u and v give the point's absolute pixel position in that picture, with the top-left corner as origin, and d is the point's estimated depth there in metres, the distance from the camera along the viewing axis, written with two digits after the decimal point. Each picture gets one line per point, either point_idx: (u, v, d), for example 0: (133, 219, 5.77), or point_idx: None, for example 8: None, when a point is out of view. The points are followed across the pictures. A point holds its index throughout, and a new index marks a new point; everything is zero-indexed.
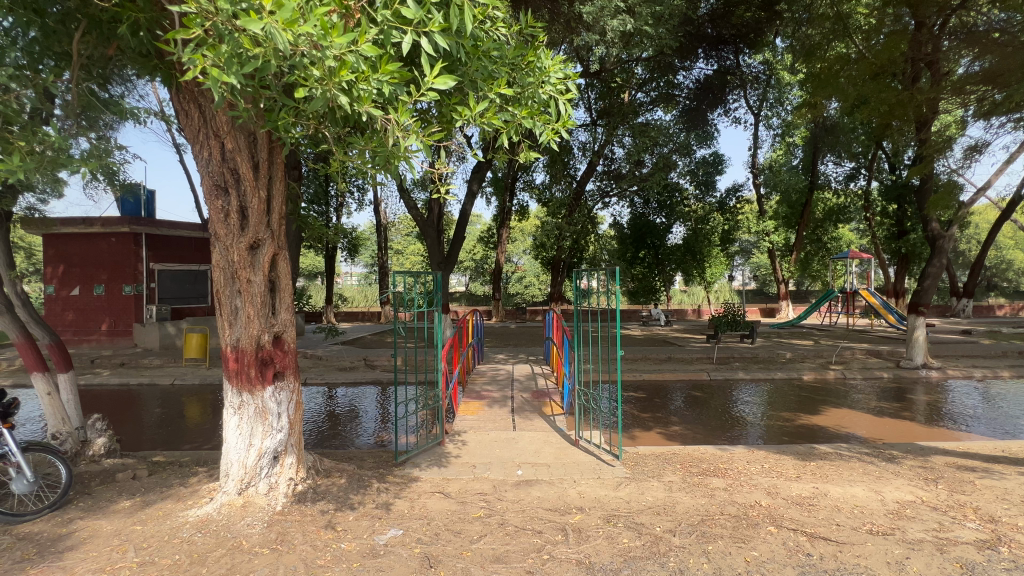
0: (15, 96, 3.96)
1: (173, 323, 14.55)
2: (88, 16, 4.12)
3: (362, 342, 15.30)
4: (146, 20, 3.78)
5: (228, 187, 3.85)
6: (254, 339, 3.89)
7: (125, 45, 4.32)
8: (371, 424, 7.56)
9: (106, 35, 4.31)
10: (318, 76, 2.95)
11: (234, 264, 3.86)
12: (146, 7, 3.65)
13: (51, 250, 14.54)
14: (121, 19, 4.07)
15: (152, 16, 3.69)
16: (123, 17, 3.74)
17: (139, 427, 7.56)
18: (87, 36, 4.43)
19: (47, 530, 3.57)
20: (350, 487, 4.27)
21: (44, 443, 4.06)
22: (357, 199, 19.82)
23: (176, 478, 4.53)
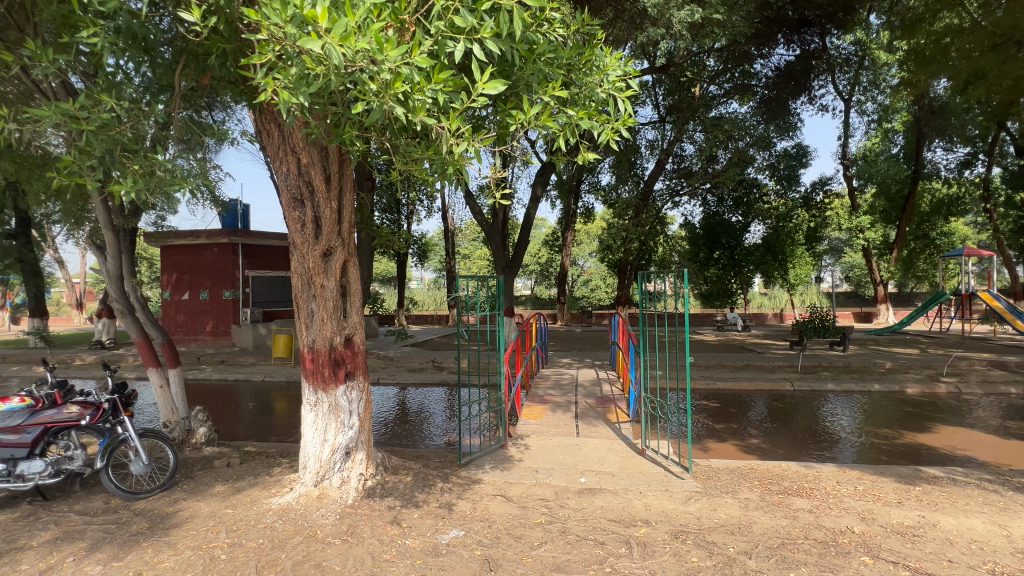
0: (131, 126, 4.46)
1: (264, 324, 15.96)
2: (188, 50, 4.55)
3: (431, 344, 15.85)
4: (233, 50, 4.14)
5: (304, 199, 4.13)
6: (327, 340, 4.15)
7: (218, 74, 4.73)
8: (439, 425, 7.81)
9: (202, 67, 4.77)
10: (374, 89, 3.09)
11: (310, 270, 4.15)
12: (232, 38, 3.97)
13: (167, 260, 16.52)
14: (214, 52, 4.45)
15: (237, 45, 4.02)
16: (214, 49, 4.14)
17: (236, 419, 8.35)
18: (188, 68, 4.93)
19: (158, 508, 4.03)
20: (416, 484, 4.41)
21: (157, 430, 4.58)
22: (426, 207, 20.57)
23: (262, 468, 4.94)
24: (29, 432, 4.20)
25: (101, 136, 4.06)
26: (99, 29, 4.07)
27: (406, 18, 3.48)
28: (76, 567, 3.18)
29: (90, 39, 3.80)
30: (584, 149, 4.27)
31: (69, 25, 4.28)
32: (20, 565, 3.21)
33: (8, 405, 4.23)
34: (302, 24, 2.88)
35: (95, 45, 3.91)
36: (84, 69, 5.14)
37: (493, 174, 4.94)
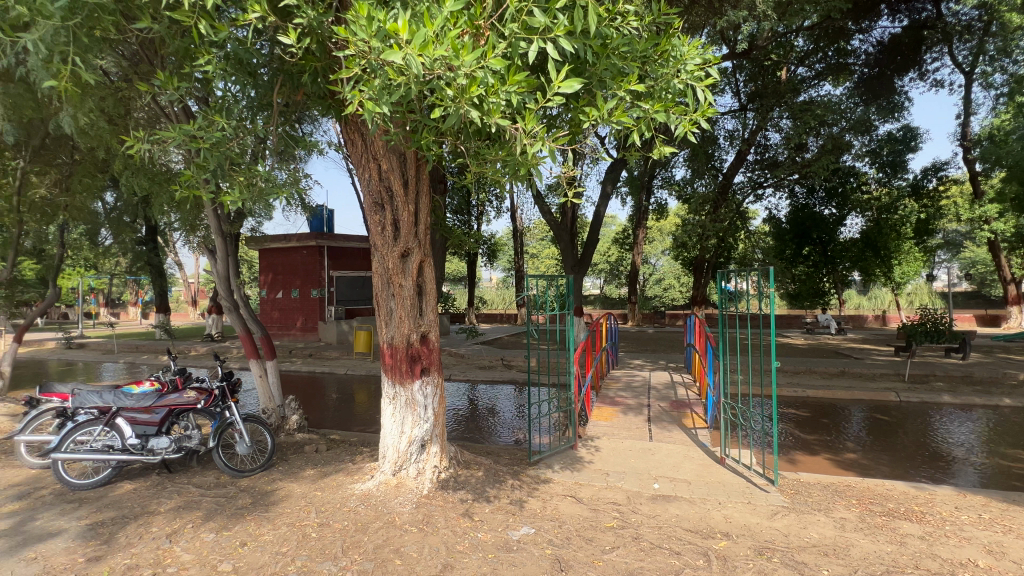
0: (238, 142, 4.96)
1: (347, 321, 17.08)
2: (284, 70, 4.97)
3: (500, 342, 16.10)
4: (322, 68, 4.46)
5: (384, 203, 4.35)
6: (405, 337, 4.36)
7: (309, 90, 5.13)
8: (509, 423, 7.91)
9: (296, 84, 5.18)
10: (451, 95, 3.20)
11: (389, 270, 4.37)
12: (322, 56, 4.29)
13: (264, 261, 18.21)
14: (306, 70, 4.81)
15: (326, 63, 4.35)
16: (306, 67, 4.48)
17: (323, 409, 9.04)
18: (284, 86, 5.38)
19: (259, 486, 4.45)
20: (487, 480, 4.51)
21: (258, 415, 5.08)
22: (495, 208, 20.90)
23: (346, 455, 5.29)
24: (157, 412, 4.81)
25: (215, 151, 4.54)
26: (214, 57, 4.56)
27: (482, 22, 3.56)
28: (194, 533, 3.60)
29: (205, 66, 4.27)
30: (660, 143, 4.12)
31: (189, 54, 4.84)
32: (152, 527, 3.70)
33: (141, 389, 4.85)
34: (385, 38, 3.04)
35: (210, 71, 4.39)
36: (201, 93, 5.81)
37: (565, 173, 4.94)
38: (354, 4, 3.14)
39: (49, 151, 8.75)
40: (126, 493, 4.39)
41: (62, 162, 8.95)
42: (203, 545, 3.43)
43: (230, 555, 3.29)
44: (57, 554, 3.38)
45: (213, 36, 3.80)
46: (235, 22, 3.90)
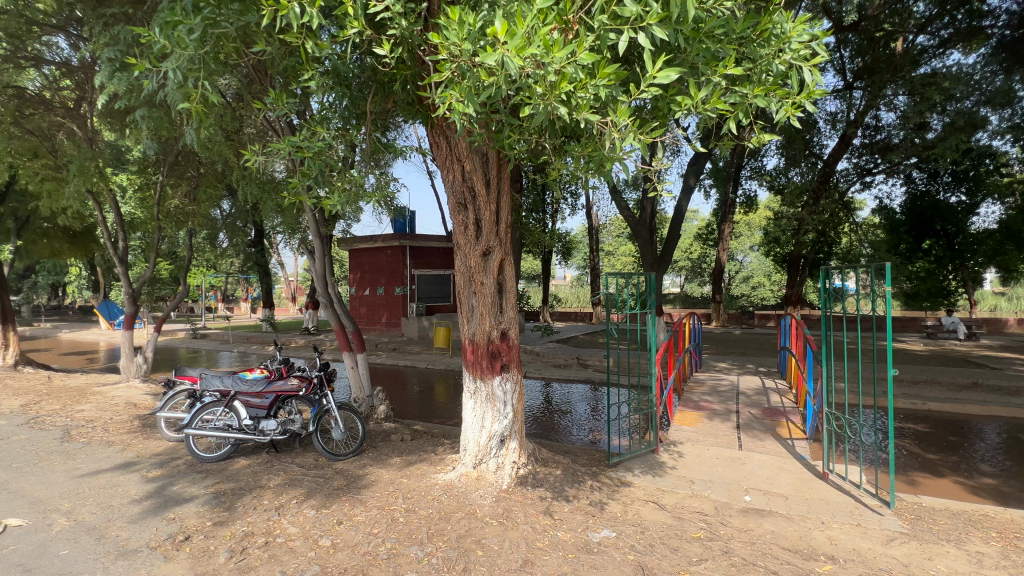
0: (336, 150, 5.36)
1: (427, 318, 17.85)
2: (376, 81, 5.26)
3: (575, 341, 15.94)
4: (412, 76, 4.66)
5: (467, 204, 4.48)
6: (486, 333, 4.45)
7: (398, 98, 5.42)
8: (585, 422, 7.82)
9: (387, 93, 5.47)
10: (540, 92, 3.22)
11: (471, 268, 4.49)
12: (412, 65, 4.50)
13: (354, 261, 19.59)
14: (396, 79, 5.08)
15: (415, 71, 4.55)
16: (398, 76, 4.71)
17: (407, 400, 9.55)
18: (374, 96, 5.71)
19: (352, 470, 4.79)
20: (566, 479, 4.48)
21: (350, 404, 5.44)
22: (570, 205, 20.73)
23: (429, 446, 5.53)
24: (266, 397, 5.35)
25: (316, 158, 4.95)
26: (317, 73, 4.97)
27: (570, 17, 3.52)
28: (299, 508, 3.95)
29: (309, 81, 4.65)
30: (759, 131, 3.83)
31: (294, 70, 5.32)
32: (263, 500, 4.12)
33: (253, 375, 5.41)
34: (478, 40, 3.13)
35: (313, 85, 4.77)
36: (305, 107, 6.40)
37: (650, 167, 4.75)
38: (447, 10, 3.26)
39: (181, 167, 10.08)
40: (242, 467, 4.93)
41: (191, 175, 10.26)
42: (306, 520, 3.75)
43: (329, 531, 3.57)
44: (189, 517, 3.88)
45: (317, 53, 4.12)
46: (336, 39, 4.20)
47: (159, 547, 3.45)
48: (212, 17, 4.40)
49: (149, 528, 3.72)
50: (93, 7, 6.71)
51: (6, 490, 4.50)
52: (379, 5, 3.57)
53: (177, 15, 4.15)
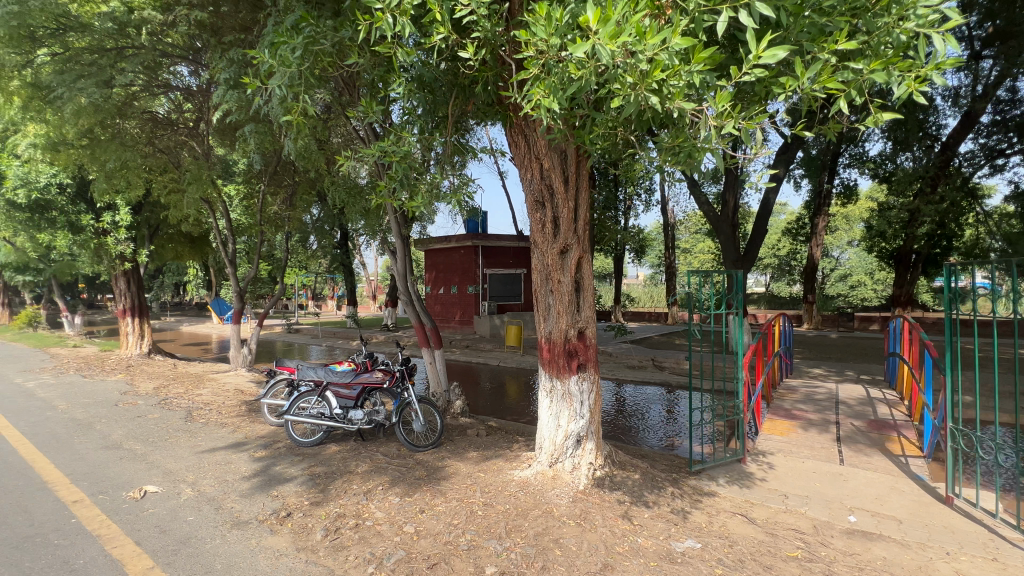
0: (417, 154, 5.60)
1: (498, 316, 18.13)
2: (457, 84, 5.40)
3: (650, 342, 15.40)
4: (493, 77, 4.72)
5: (545, 202, 4.47)
6: (562, 332, 4.42)
7: (477, 99, 5.53)
8: (661, 426, 7.54)
9: (467, 96, 5.57)
10: (631, 83, 3.14)
11: (548, 266, 4.47)
12: (494, 66, 4.57)
13: (430, 261, 20.41)
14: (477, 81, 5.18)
15: (496, 71, 4.62)
16: (479, 78, 4.78)
17: (480, 396, 9.79)
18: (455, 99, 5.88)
19: (432, 461, 4.98)
20: (645, 484, 4.34)
21: (429, 398, 5.66)
22: (644, 201, 20.05)
23: (504, 443, 5.61)
24: (354, 388, 5.73)
25: (403, 159, 5.20)
26: (404, 81, 5.20)
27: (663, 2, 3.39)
28: (384, 495, 4.17)
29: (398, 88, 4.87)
30: (876, 112, 3.43)
31: (381, 80, 5.61)
32: (353, 485, 4.40)
33: (342, 367, 5.83)
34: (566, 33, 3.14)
35: (400, 92, 5.01)
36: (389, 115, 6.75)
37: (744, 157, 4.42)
38: (534, 7, 3.28)
39: (279, 177, 11.07)
40: (334, 453, 5.31)
41: (287, 183, 11.24)
42: (391, 506, 3.95)
43: (412, 518, 3.74)
44: (289, 496, 4.24)
45: (404, 61, 4.33)
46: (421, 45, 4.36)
47: (266, 520, 3.81)
48: (311, 37, 4.76)
49: (257, 503, 4.12)
50: (210, 37, 7.50)
51: (144, 461, 5.20)
52: (465, 9, 3.68)
53: (282, 37, 4.53)
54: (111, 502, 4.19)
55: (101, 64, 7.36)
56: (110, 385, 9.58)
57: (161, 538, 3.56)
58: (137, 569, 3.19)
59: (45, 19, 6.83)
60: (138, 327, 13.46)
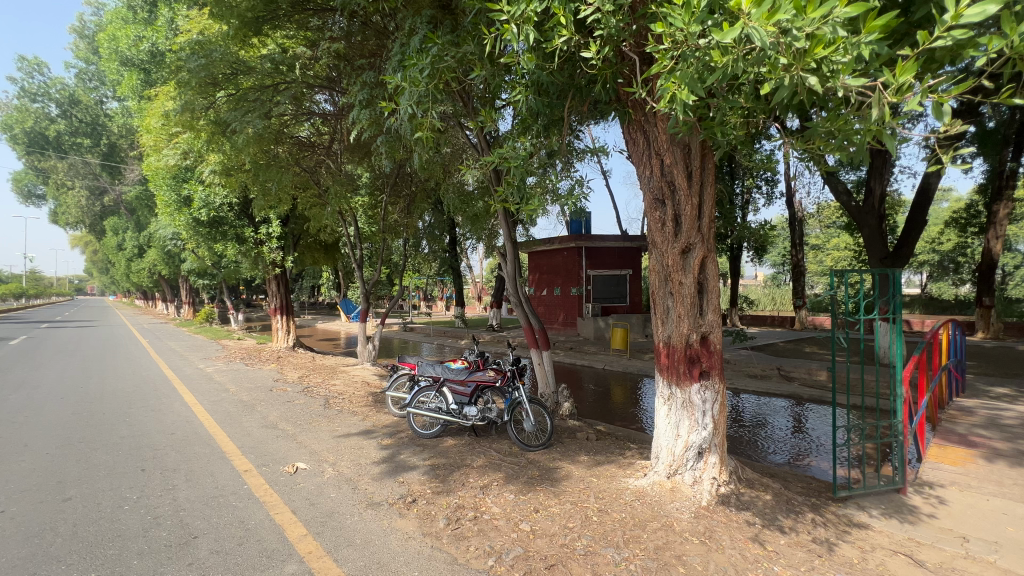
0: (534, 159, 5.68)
1: (603, 318, 17.78)
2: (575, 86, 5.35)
3: (774, 349, 13.97)
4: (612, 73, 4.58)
5: (665, 199, 4.27)
6: (684, 337, 4.18)
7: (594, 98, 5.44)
8: (791, 442, 6.79)
9: (585, 95, 5.38)
10: (785, 63, 2.90)
11: (669, 267, 4.26)
12: (615, 64, 4.47)
13: (533, 262, 20.74)
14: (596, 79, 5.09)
15: (616, 70, 4.50)
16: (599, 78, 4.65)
17: (586, 399, 9.71)
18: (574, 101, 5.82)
19: (544, 462, 5.03)
20: (779, 506, 3.93)
21: (539, 399, 5.71)
22: (766, 194, 18.25)
23: (615, 449, 5.47)
24: (469, 386, 5.99)
25: (522, 164, 5.32)
26: (520, 85, 5.16)
27: None
28: (499, 491, 4.30)
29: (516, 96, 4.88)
30: None
31: (497, 90, 5.82)
32: (470, 478, 4.61)
33: (457, 364, 6.14)
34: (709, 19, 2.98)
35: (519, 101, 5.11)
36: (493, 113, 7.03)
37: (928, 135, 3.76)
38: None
39: (399, 188, 12.07)
40: (451, 446, 5.62)
41: (406, 194, 12.21)
42: (507, 502, 4.06)
43: (527, 517, 3.80)
44: (413, 483, 4.57)
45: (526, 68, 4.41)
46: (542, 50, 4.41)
47: (396, 504, 4.14)
48: (436, 55, 5.13)
49: (387, 486, 4.51)
50: (345, 66, 8.44)
51: (294, 441, 5.98)
52: (590, 8, 3.67)
53: (413, 59, 4.99)
54: (272, 474, 4.88)
55: (262, 99, 8.60)
56: (266, 373, 11.21)
57: (311, 509, 4.06)
58: (295, 534, 3.67)
59: (223, 66, 8.02)
60: (286, 323, 15.60)
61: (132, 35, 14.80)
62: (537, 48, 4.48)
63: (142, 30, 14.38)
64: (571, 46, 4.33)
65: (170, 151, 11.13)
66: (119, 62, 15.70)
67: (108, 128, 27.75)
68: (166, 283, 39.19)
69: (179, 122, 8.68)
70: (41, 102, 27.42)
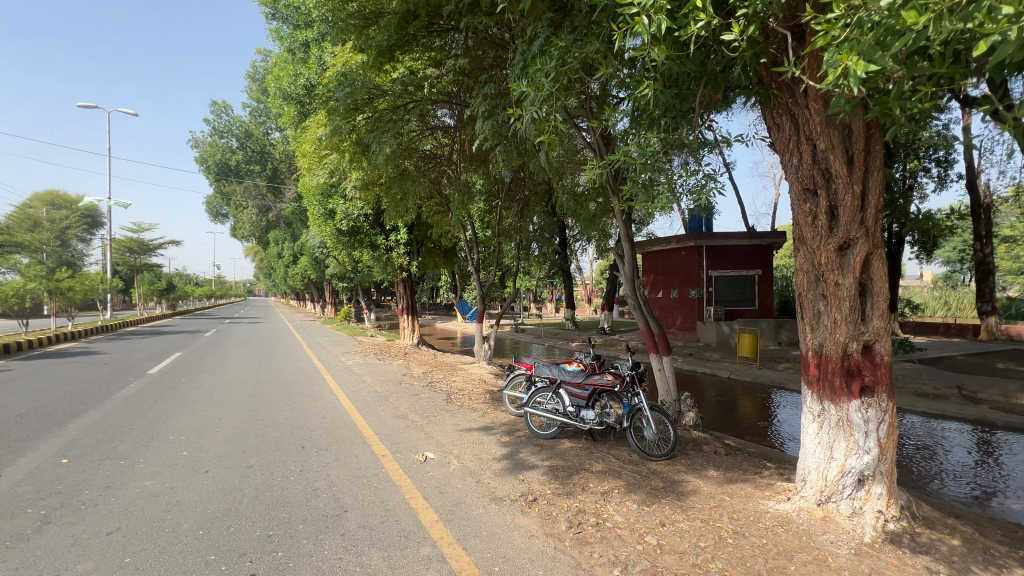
0: (663, 155, 5.37)
1: (728, 323, 16.39)
2: (709, 73, 4.95)
3: (951, 364, 11.67)
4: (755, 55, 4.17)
5: (818, 189, 3.81)
6: (840, 345, 3.68)
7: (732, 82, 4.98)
8: (980, 477, 5.60)
9: (720, 82, 4.98)
10: (1008, 15, 2.37)
11: (821, 266, 3.79)
12: (758, 43, 4.06)
13: (648, 263, 19.96)
14: (735, 62, 4.65)
15: (760, 50, 4.09)
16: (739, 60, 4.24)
17: (710, 410, 9.06)
18: (707, 90, 5.39)
19: (667, 473, 4.78)
20: (971, 555, 3.26)
21: (661, 407, 5.43)
22: (938, 177, 15.32)
23: (750, 466, 5.01)
24: (585, 389, 5.90)
25: (648, 161, 5.11)
26: (646, 78, 4.91)
27: None
28: (621, 499, 4.17)
29: (644, 91, 4.60)
30: None
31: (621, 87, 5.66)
32: (590, 483, 4.55)
33: (573, 367, 6.12)
34: None
35: (648, 95, 4.83)
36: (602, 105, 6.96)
37: None
38: None
39: (514, 193, 12.48)
40: (568, 448, 5.61)
41: (520, 199, 12.59)
42: (630, 512, 3.93)
43: (654, 530, 3.63)
44: (534, 482, 4.65)
45: (659, 59, 4.17)
46: (677, 37, 4.14)
47: (518, 501, 4.25)
48: (559, 57, 5.17)
49: (509, 483, 4.65)
50: (468, 80, 8.96)
51: (422, 431, 6.46)
52: None
53: (538, 65, 5.10)
54: (405, 461, 5.33)
55: (394, 118, 9.46)
56: (395, 367, 12.34)
57: (441, 498, 4.34)
58: (427, 519, 3.95)
59: (363, 92, 8.99)
60: (412, 323, 16.98)
61: (291, 73, 17.29)
62: (669, 37, 4.25)
63: (300, 68, 16.74)
64: (709, 29, 4.03)
65: (320, 171, 12.77)
66: (281, 98, 18.46)
67: (273, 155, 32.81)
68: (315, 286, 45.21)
69: (329, 145, 9.93)
70: (226, 137, 33.37)
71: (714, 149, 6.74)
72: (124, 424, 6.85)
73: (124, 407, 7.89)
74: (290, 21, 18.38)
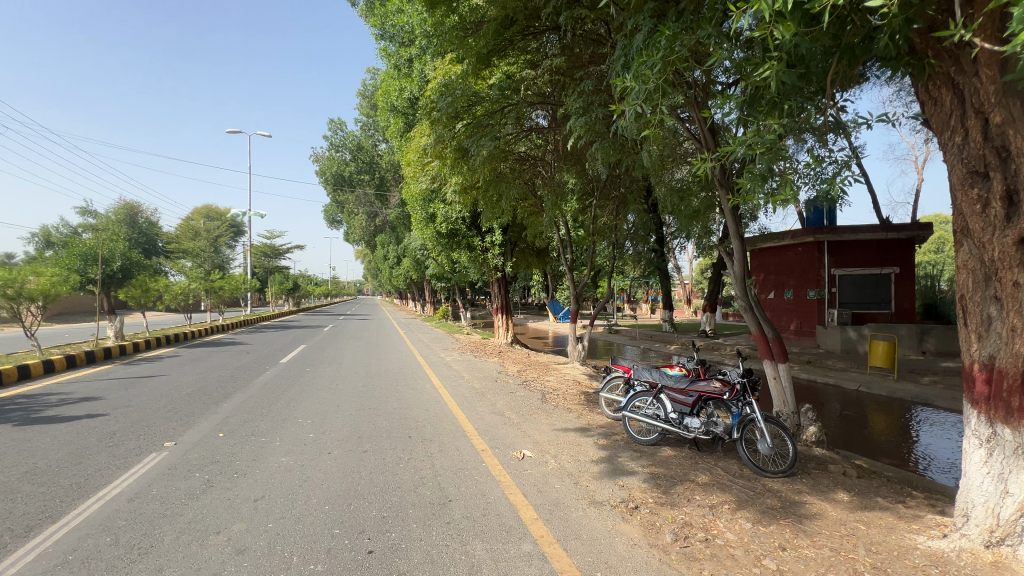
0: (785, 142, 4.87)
1: (856, 327, 14.33)
2: (844, 46, 4.39)
3: None
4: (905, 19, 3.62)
5: (989, 172, 3.26)
6: (1019, 358, 3.10)
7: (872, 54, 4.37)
8: None
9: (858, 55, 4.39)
10: None
11: (994, 262, 3.23)
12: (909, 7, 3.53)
13: (757, 262, 18.36)
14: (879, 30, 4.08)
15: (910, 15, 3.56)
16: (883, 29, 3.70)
17: (835, 425, 8.09)
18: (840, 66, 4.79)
19: (786, 492, 4.35)
20: None
21: (778, 419, 4.95)
22: None
23: (889, 493, 4.38)
24: (690, 395, 5.58)
25: (766, 150, 4.69)
26: (766, 60, 4.48)
27: None
28: (732, 516, 3.87)
29: (765, 73, 4.15)
30: None
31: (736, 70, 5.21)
32: (696, 495, 4.29)
33: (675, 372, 5.86)
34: None
35: (768, 77, 4.40)
36: (708, 94, 6.52)
37: None
38: None
39: (610, 191, 12.21)
40: (670, 456, 5.35)
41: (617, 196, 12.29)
42: (743, 531, 3.63)
43: (773, 553, 3.31)
44: (634, 488, 4.50)
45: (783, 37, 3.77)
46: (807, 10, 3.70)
47: (618, 507, 4.14)
48: (665, 46, 4.90)
49: (608, 487, 4.55)
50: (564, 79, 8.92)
51: (519, 429, 6.58)
52: None
53: (642, 57, 4.88)
54: (504, 457, 5.46)
55: (492, 122, 9.74)
56: (491, 365, 12.70)
57: (540, 496, 4.38)
58: (527, 516, 4.00)
59: (462, 100, 9.38)
60: (506, 322, 17.39)
61: (398, 88, 18.55)
62: (795, 10, 3.82)
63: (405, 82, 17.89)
64: None
65: (423, 178, 13.56)
66: (388, 111, 19.91)
67: (380, 165, 35.51)
68: (416, 286, 48.14)
69: (433, 153, 10.53)
70: (342, 151, 36.78)
71: (843, 132, 5.98)
72: (264, 407, 7.89)
73: (263, 391, 9.08)
74: (396, 39, 19.72)
